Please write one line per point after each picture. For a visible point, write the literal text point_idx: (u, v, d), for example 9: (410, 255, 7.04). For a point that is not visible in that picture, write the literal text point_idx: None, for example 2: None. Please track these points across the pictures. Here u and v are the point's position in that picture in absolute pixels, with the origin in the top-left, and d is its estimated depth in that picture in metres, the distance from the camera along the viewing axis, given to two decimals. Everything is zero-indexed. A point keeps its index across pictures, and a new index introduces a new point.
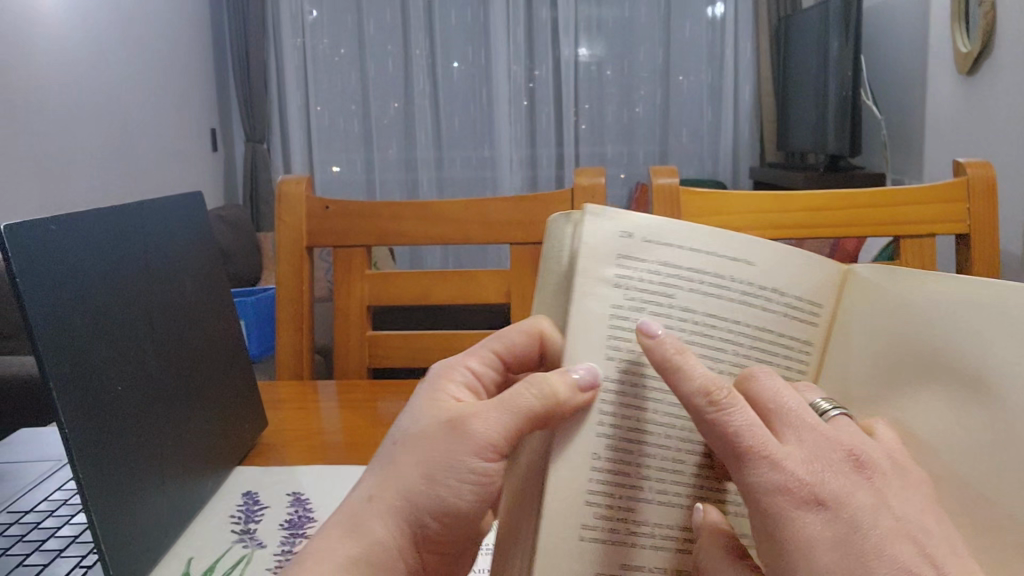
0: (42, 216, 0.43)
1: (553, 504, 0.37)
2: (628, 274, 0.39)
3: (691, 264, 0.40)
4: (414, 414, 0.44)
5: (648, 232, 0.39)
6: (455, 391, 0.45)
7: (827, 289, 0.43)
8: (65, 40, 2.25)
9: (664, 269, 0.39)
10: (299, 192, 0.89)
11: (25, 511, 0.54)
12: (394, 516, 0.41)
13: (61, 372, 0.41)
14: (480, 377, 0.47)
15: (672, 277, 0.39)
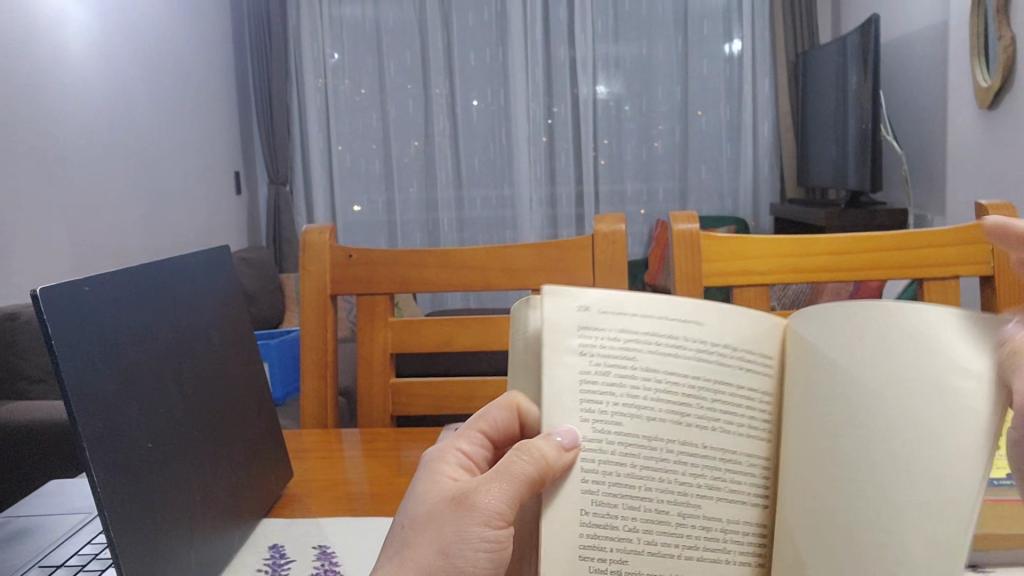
0: (77, 277, 0.44)
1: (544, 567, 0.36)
2: (591, 342, 0.38)
3: (659, 330, 0.39)
4: (414, 498, 0.42)
5: (604, 303, 0.39)
6: (450, 470, 0.43)
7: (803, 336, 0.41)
8: (95, 86, 2.32)
9: (626, 337, 0.38)
10: (323, 241, 0.91)
11: (57, 565, 0.55)
12: None
13: (92, 430, 0.42)
14: (471, 456, 0.45)
15: (631, 341, 0.38)
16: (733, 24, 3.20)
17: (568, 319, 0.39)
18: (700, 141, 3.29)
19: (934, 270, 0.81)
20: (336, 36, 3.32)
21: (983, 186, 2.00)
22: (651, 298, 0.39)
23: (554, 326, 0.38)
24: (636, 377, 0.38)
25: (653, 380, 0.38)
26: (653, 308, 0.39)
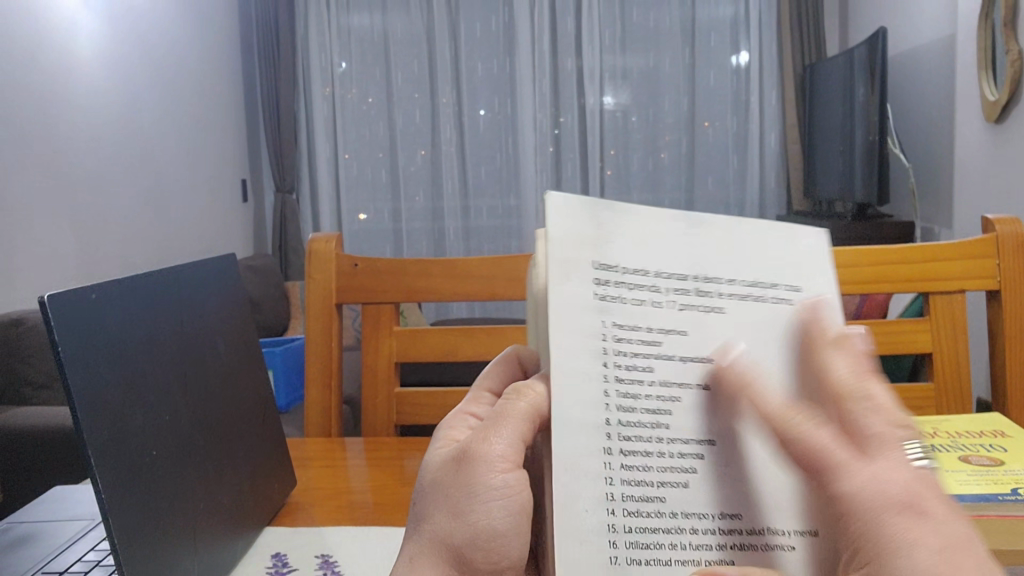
0: (84, 286, 0.44)
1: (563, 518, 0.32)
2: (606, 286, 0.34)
3: (661, 248, 0.36)
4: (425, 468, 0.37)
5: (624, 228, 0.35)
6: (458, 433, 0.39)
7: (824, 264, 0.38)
8: (105, 92, 2.33)
9: (634, 253, 0.35)
10: (328, 250, 0.91)
11: (60, 572, 0.55)
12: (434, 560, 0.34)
13: (98, 438, 0.42)
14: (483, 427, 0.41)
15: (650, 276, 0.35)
16: (740, 36, 3.21)
17: (581, 233, 0.34)
18: (707, 152, 3.29)
19: (940, 283, 0.81)
20: (344, 46, 3.34)
21: (990, 199, 1.99)
22: (652, 211, 0.36)
23: (558, 240, 0.34)
24: (644, 301, 0.35)
25: (660, 303, 0.36)
26: (654, 225, 0.36)
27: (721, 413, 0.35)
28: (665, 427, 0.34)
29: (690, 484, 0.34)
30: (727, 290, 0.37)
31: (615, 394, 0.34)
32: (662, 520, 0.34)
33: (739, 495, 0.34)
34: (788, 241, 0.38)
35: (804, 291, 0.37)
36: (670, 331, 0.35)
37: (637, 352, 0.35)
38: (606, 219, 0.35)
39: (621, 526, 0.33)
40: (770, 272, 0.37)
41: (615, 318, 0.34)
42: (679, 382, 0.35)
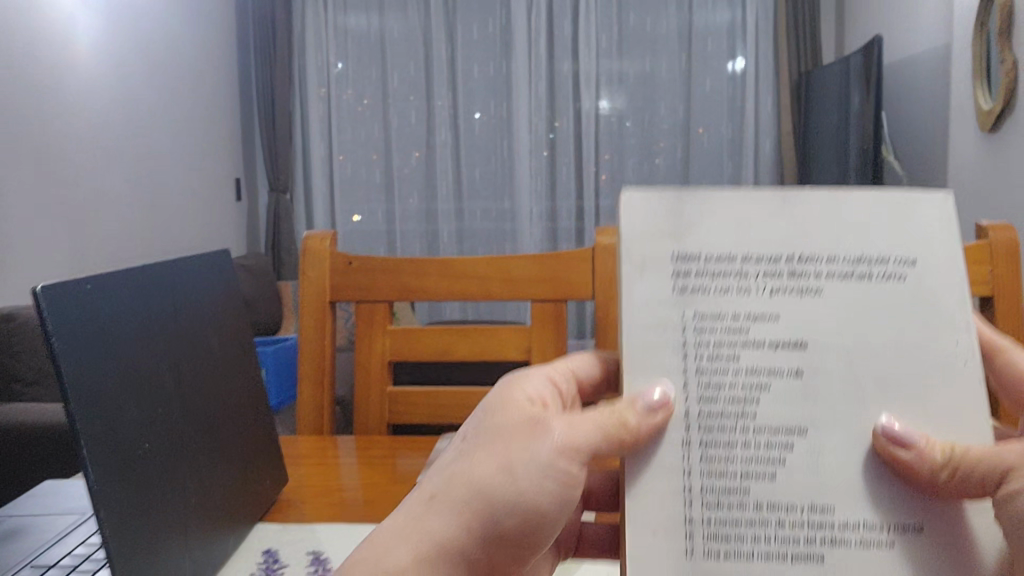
0: (78, 275, 0.44)
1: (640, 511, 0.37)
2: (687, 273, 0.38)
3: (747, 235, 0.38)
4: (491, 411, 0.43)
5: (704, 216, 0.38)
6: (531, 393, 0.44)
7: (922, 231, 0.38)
8: (101, 89, 2.33)
9: (715, 245, 0.38)
10: (323, 249, 0.90)
11: (48, 566, 0.54)
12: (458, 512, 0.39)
13: (91, 429, 0.42)
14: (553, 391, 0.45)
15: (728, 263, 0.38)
16: (736, 43, 3.22)
17: (661, 230, 0.38)
18: (702, 158, 3.30)
19: None
20: (341, 46, 3.33)
21: (982, 208, 2.00)
22: (739, 195, 0.38)
23: (636, 240, 0.38)
24: (730, 289, 0.38)
25: (749, 291, 0.38)
26: (742, 211, 0.38)
27: (814, 395, 0.37)
28: (752, 415, 0.37)
29: (777, 474, 0.37)
30: (826, 270, 0.38)
31: (694, 386, 0.38)
32: (742, 517, 0.37)
33: (828, 484, 0.37)
34: (901, 214, 0.38)
35: (919, 263, 0.38)
36: (762, 316, 0.37)
37: (723, 340, 0.37)
38: (687, 214, 0.38)
39: (698, 519, 0.37)
40: (878, 248, 0.38)
41: (699, 310, 0.38)
42: (770, 367, 0.37)
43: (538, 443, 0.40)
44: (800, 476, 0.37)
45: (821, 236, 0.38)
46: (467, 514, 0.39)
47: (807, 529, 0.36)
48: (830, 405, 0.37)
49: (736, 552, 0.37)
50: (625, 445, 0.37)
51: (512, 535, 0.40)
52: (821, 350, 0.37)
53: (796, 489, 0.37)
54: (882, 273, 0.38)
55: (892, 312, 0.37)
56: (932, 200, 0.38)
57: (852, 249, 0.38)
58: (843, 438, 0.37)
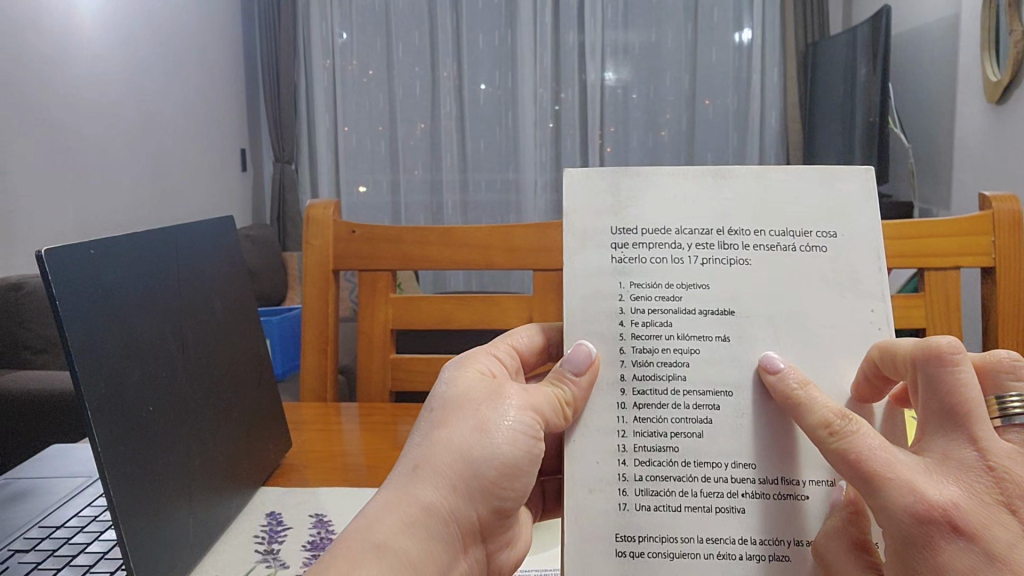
0: (83, 240, 0.45)
1: (582, 468, 0.42)
2: (625, 242, 0.44)
3: (686, 207, 0.44)
4: (452, 385, 0.46)
5: (636, 191, 0.44)
6: (483, 369, 0.48)
7: (834, 197, 0.43)
8: (106, 61, 2.32)
9: (655, 216, 0.44)
10: (326, 217, 0.91)
11: (56, 526, 0.55)
12: (440, 480, 0.42)
13: (94, 392, 0.42)
14: (498, 367, 0.50)
15: (658, 232, 0.44)
16: (743, 13, 3.19)
17: (601, 205, 0.44)
18: (707, 131, 3.29)
19: (935, 260, 0.81)
20: (345, 16, 3.30)
21: (989, 180, 2.00)
22: (676, 173, 0.44)
23: (578, 214, 0.44)
24: (665, 258, 0.44)
25: (681, 259, 0.44)
26: (681, 189, 0.44)
27: (738, 361, 0.43)
28: (682, 378, 0.43)
29: (703, 434, 0.43)
30: (753, 242, 0.44)
31: (631, 352, 0.44)
32: (672, 467, 0.43)
33: (746, 442, 0.42)
34: (826, 183, 0.44)
35: (839, 236, 0.43)
36: (692, 286, 0.44)
37: (657, 310, 0.44)
38: (625, 187, 0.44)
39: (631, 473, 0.42)
40: (801, 222, 0.43)
41: (634, 279, 0.44)
42: (698, 335, 0.43)
43: (497, 411, 0.44)
44: (722, 434, 0.42)
45: (748, 213, 0.44)
46: (452, 477, 0.42)
47: (727, 479, 0.42)
48: (751, 367, 0.43)
49: (663, 498, 0.42)
50: (568, 408, 0.43)
51: (492, 488, 0.43)
52: (742, 324, 0.43)
53: (719, 445, 0.42)
54: (806, 245, 0.43)
55: (813, 284, 0.43)
56: (851, 173, 0.44)
57: (777, 223, 0.44)
58: (754, 402, 0.43)
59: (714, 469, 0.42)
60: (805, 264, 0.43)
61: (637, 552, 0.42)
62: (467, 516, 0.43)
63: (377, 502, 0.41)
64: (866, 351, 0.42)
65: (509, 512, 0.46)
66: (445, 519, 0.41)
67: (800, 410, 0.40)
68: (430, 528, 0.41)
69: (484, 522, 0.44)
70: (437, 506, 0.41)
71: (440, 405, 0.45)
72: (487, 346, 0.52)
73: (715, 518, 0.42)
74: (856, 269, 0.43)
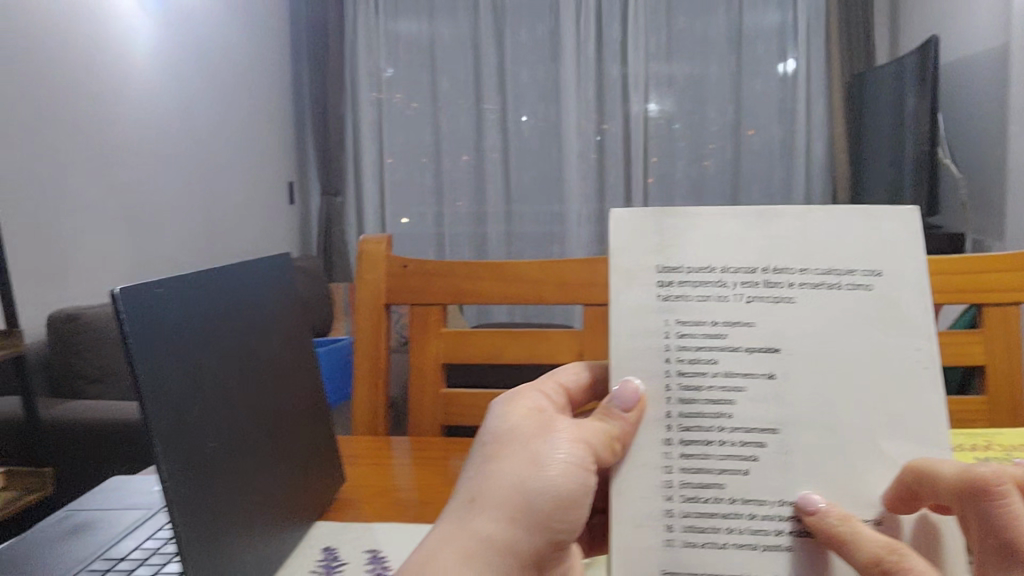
0: (152, 279, 0.46)
1: (629, 507, 0.42)
2: (670, 280, 0.43)
3: (730, 246, 0.43)
4: (503, 423, 0.47)
5: (680, 229, 0.44)
6: (530, 406, 0.49)
7: (878, 236, 0.43)
8: (158, 96, 2.38)
9: (700, 254, 0.43)
10: (379, 252, 0.92)
11: (120, 558, 0.56)
12: (497, 512, 0.42)
13: (165, 428, 0.43)
14: (545, 403, 0.50)
15: (703, 271, 0.43)
16: (787, 44, 3.18)
17: (648, 243, 0.44)
18: (752, 161, 3.27)
19: (994, 296, 0.80)
20: (391, 51, 3.37)
21: None
22: (725, 213, 0.44)
23: (626, 253, 0.44)
24: (710, 296, 0.43)
25: (727, 298, 0.43)
26: (726, 230, 0.44)
27: (783, 398, 0.42)
28: (728, 416, 0.43)
29: (749, 471, 0.42)
30: (798, 280, 0.43)
31: (677, 388, 0.43)
32: (718, 504, 0.42)
33: (791, 479, 0.42)
34: (870, 224, 0.43)
35: (884, 275, 0.43)
36: (735, 324, 0.43)
37: (703, 346, 0.43)
38: (670, 228, 0.44)
39: (678, 508, 0.42)
40: (845, 260, 0.43)
41: (679, 317, 0.43)
42: (744, 373, 0.43)
43: (549, 445, 0.45)
44: (768, 471, 0.42)
45: (792, 252, 0.43)
46: (508, 509, 0.42)
47: (774, 516, 0.42)
48: (807, 401, 0.42)
49: (709, 534, 0.42)
50: (615, 443, 0.43)
51: (549, 522, 0.43)
52: (788, 361, 0.42)
53: (765, 482, 0.42)
54: (851, 283, 0.43)
55: (857, 326, 0.42)
56: (892, 212, 0.43)
57: (823, 263, 0.43)
58: (804, 440, 0.42)
59: (760, 506, 0.42)
60: (848, 303, 0.42)
61: None
62: (528, 550, 0.43)
63: (435, 538, 0.42)
64: (920, 400, 0.41)
65: (565, 546, 0.46)
66: (504, 550, 0.41)
67: (847, 550, 0.39)
68: (490, 560, 0.41)
69: (543, 556, 0.44)
70: (495, 539, 0.41)
71: (492, 443, 0.45)
72: (535, 384, 0.52)
73: (763, 556, 0.41)
74: (899, 307, 0.42)
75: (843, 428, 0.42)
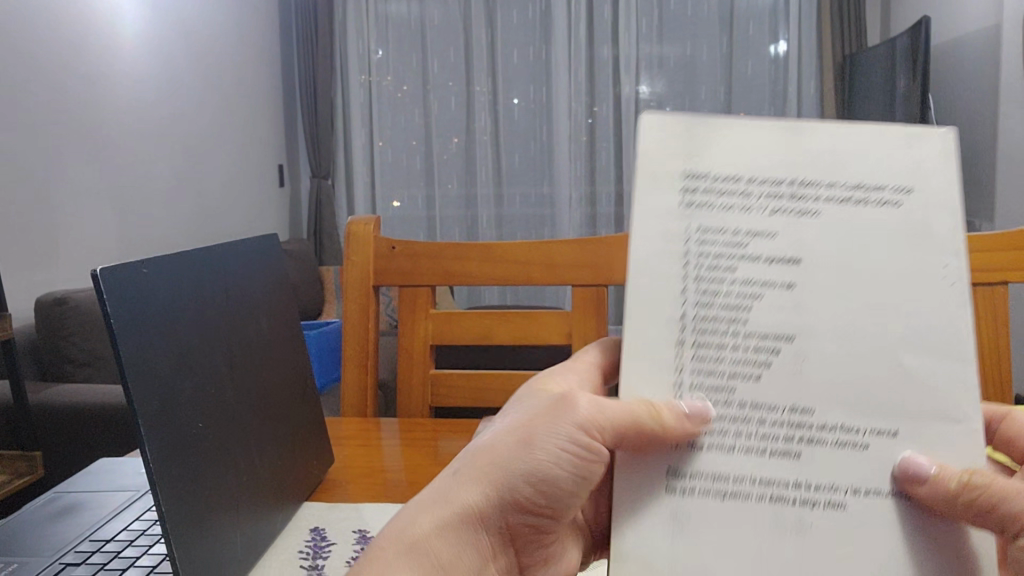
0: (137, 259, 0.45)
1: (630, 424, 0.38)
2: (695, 185, 0.37)
3: (758, 151, 0.37)
4: (526, 401, 0.44)
5: (708, 131, 0.37)
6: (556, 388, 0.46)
7: (914, 155, 0.37)
8: (145, 75, 2.36)
9: (727, 159, 0.37)
10: (367, 233, 0.91)
11: (106, 540, 0.56)
12: (472, 485, 0.41)
13: (150, 411, 0.43)
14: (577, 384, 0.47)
15: (728, 177, 0.37)
16: (779, 25, 3.17)
17: (673, 141, 0.37)
18: None
19: (985, 275, 0.80)
20: (381, 32, 3.34)
21: None
22: (755, 122, 0.37)
23: (647, 151, 0.37)
24: (733, 204, 0.37)
25: (750, 207, 0.37)
26: (759, 133, 0.37)
27: (802, 312, 0.37)
28: (743, 321, 0.38)
29: (762, 378, 0.37)
30: (825, 194, 0.37)
31: (694, 292, 0.38)
32: (727, 410, 0.38)
33: (808, 393, 0.37)
34: (906, 141, 0.37)
35: (916, 192, 0.37)
36: (758, 233, 0.37)
37: (722, 255, 0.37)
38: (700, 129, 0.37)
39: (685, 416, 0.38)
40: (875, 174, 0.37)
41: (701, 222, 0.37)
42: (763, 282, 0.37)
43: (554, 424, 0.41)
44: (781, 381, 0.37)
45: (823, 160, 0.37)
46: (483, 483, 0.41)
47: (780, 423, 0.38)
48: (830, 321, 0.37)
49: (718, 437, 0.38)
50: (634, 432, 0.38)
51: (526, 503, 0.41)
52: (810, 276, 0.37)
53: (778, 393, 0.37)
54: (880, 200, 0.37)
55: (888, 242, 0.37)
56: (937, 134, 0.37)
57: (857, 176, 0.37)
58: (824, 360, 0.37)
59: (770, 411, 0.38)
60: (876, 221, 0.37)
61: (689, 489, 0.38)
62: (498, 525, 0.42)
63: (412, 503, 0.42)
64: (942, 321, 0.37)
65: (548, 528, 0.44)
66: (471, 524, 0.41)
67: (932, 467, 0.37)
68: (455, 533, 0.40)
69: (517, 532, 0.43)
70: (464, 511, 0.41)
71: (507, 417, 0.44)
72: (569, 364, 0.49)
73: (765, 461, 0.38)
74: (932, 228, 0.37)
75: (864, 344, 0.37)
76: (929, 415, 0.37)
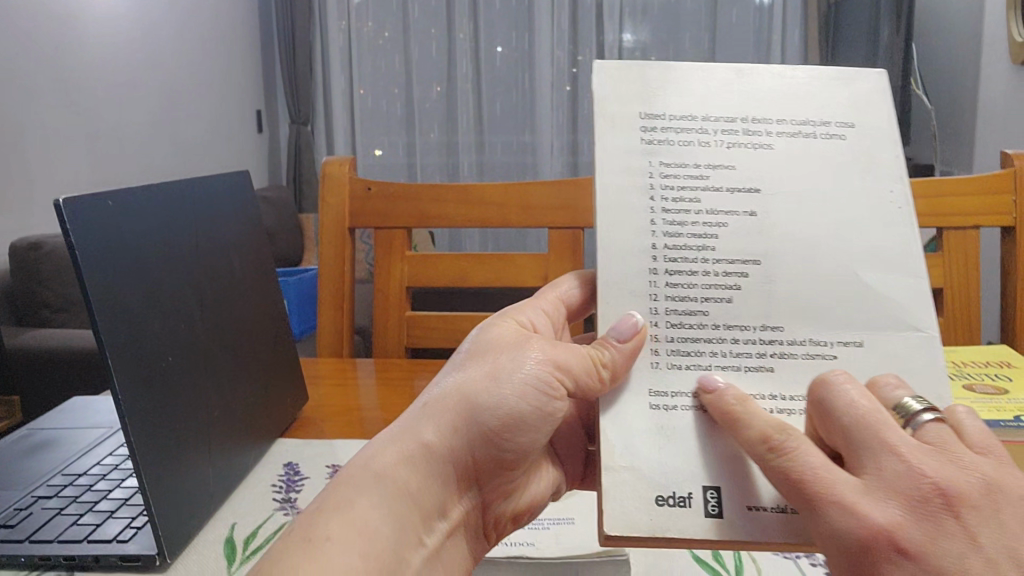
0: (100, 192, 0.45)
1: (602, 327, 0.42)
2: (652, 126, 0.44)
3: (708, 97, 0.45)
4: (488, 337, 0.47)
5: (661, 84, 0.44)
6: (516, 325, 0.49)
7: (849, 96, 0.45)
8: (117, 16, 2.30)
9: (680, 102, 0.44)
10: (342, 175, 0.90)
11: (79, 474, 0.56)
12: (441, 420, 0.43)
13: (116, 345, 0.42)
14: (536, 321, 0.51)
15: (685, 116, 0.44)
16: None
17: (631, 91, 0.44)
18: None
19: (957, 219, 0.80)
20: None
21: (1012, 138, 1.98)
22: (703, 67, 0.45)
23: (608, 98, 0.44)
24: (691, 140, 0.44)
25: (707, 141, 0.44)
26: (706, 82, 0.45)
27: (766, 235, 0.43)
28: (711, 248, 0.43)
29: (732, 299, 0.43)
30: (775, 129, 0.45)
31: (661, 224, 0.43)
32: (701, 330, 0.43)
33: (772, 306, 0.43)
34: (844, 83, 0.46)
35: (857, 126, 0.45)
36: (718, 166, 0.44)
37: (684, 186, 0.43)
38: (652, 78, 0.44)
39: (662, 335, 0.42)
40: (821, 113, 0.45)
41: (662, 157, 0.44)
42: (727, 212, 0.43)
43: (518, 359, 0.45)
44: (752, 299, 0.43)
45: (770, 105, 0.45)
46: (451, 416, 0.43)
47: (754, 340, 0.43)
48: (794, 238, 0.43)
49: (695, 357, 0.42)
50: (604, 371, 0.41)
51: (494, 436, 0.44)
52: (768, 201, 0.44)
53: (747, 308, 0.43)
54: (827, 133, 0.45)
55: (837, 167, 0.44)
56: (865, 74, 0.46)
57: (797, 114, 0.45)
58: (786, 274, 0.43)
59: (742, 332, 0.43)
60: (823, 148, 0.44)
61: (670, 406, 0.41)
62: (463, 458, 0.44)
63: (381, 437, 0.43)
64: (889, 234, 0.43)
65: (510, 461, 0.47)
66: (442, 459, 0.43)
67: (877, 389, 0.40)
68: (428, 466, 0.42)
69: (480, 465, 0.45)
70: (435, 446, 0.43)
71: (471, 351, 0.46)
72: (534, 298, 0.53)
73: (741, 376, 0.42)
74: (874, 152, 0.44)
75: (827, 265, 0.43)
76: (891, 323, 0.42)
